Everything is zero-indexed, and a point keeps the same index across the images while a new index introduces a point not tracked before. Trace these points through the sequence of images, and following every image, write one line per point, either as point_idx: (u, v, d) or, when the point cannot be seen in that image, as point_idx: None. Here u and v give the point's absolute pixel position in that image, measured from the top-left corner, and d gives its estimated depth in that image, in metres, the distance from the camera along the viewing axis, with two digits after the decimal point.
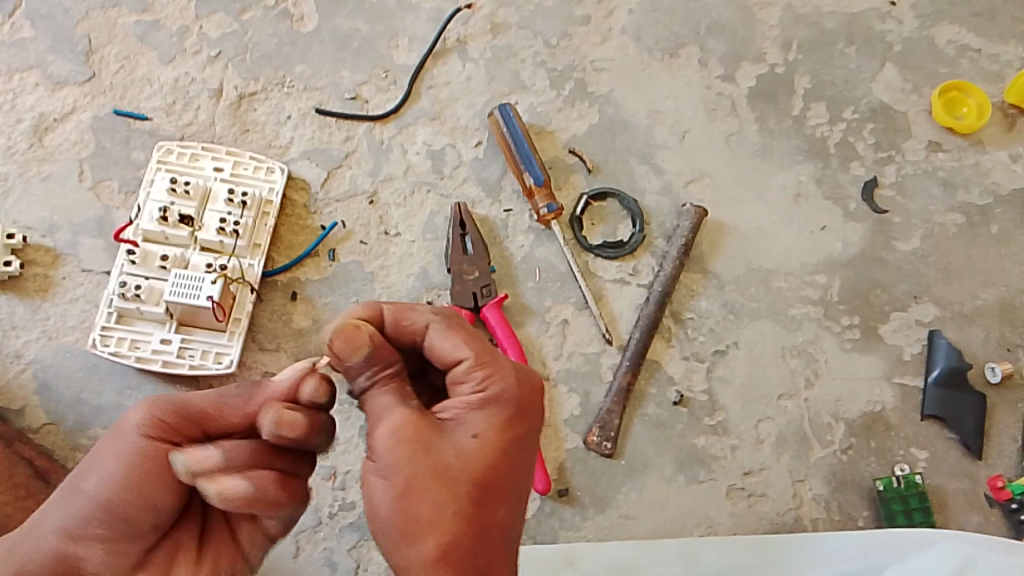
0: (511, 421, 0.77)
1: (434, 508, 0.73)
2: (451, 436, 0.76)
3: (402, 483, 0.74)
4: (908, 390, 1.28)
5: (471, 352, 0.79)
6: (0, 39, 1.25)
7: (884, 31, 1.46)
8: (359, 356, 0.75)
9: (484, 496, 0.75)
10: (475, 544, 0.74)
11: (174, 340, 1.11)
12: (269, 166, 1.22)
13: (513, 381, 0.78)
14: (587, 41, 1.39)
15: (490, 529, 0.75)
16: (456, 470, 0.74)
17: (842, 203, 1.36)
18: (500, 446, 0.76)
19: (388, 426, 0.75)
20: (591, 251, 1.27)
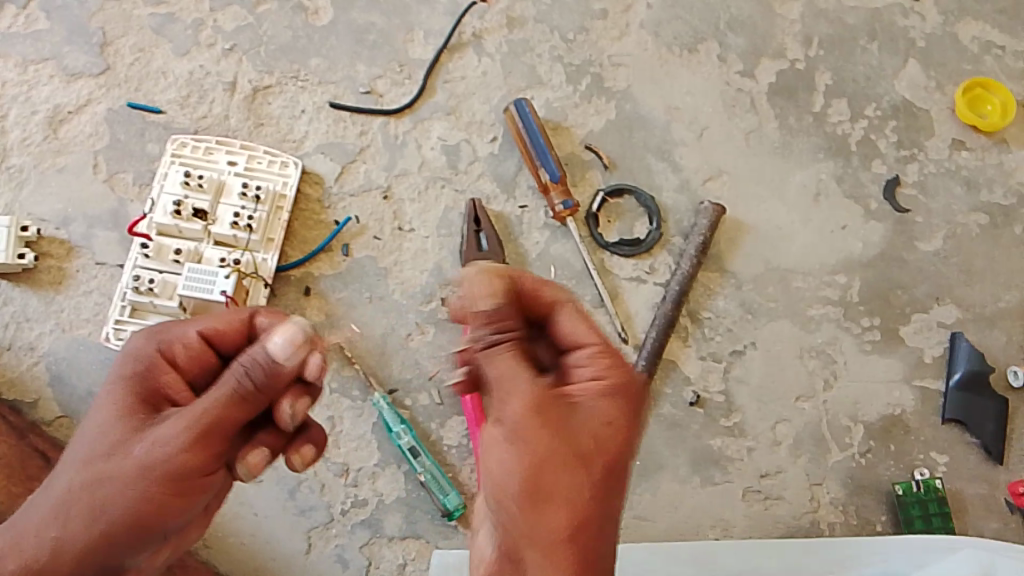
0: (636, 409, 0.74)
1: (565, 485, 0.71)
2: (580, 416, 0.73)
3: (536, 458, 0.71)
4: (928, 393, 1.26)
5: (597, 339, 0.76)
6: (16, 31, 1.24)
7: (907, 27, 1.43)
8: (490, 304, 0.74)
9: (614, 480, 0.73)
10: (589, 534, 0.71)
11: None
12: (284, 160, 1.21)
13: (634, 370, 0.75)
14: (604, 36, 1.37)
15: (608, 518, 0.72)
16: (590, 451, 0.72)
17: (862, 202, 1.33)
18: (629, 434, 0.73)
19: (519, 400, 0.72)
20: (607, 248, 1.25)
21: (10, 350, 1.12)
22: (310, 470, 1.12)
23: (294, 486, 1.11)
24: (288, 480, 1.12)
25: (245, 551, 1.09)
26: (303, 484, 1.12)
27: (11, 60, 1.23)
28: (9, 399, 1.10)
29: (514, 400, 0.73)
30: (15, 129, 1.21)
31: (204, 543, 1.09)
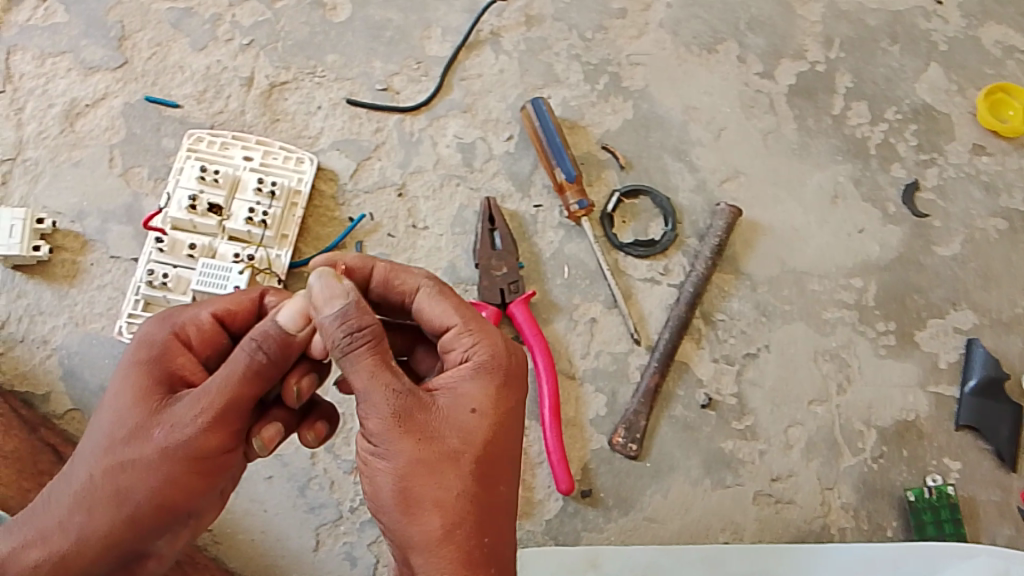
0: (504, 389, 0.77)
1: (441, 489, 0.72)
2: (444, 411, 0.74)
3: (404, 463, 0.72)
4: (943, 399, 1.25)
5: (460, 321, 0.81)
6: (34, 24, 1.25)
7: (929, 30, 1.42)
8: (335, 308, 0.74)
9: (495, 473, 0.74)
10: (486, 527, 0.73)
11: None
12: (299, 157, 1.21)
13: (499, 348, 0.79)
14: (622, 35, 1.36)
15: (499, 509, 0.74)
16: (459, 448, 0.73)
17: (880, 205, 1.32)
18: (504, 418, 0.76)
19: (379, 405, 0.73)
20: (621, 249, 1.25)
21: (23, 343, 1.13)
22: (320, 466, 1.13)
23: (304, 482, 1.12)
24: (299, 476, 1.12)
25: (255, 546, 1.10)
26: (313, 481, 1.12)
27: (30, 53, 1.24)
28: (22, 391, 1.11)
29: (377, 409, 0.73)
30: (32, 121, 1.21)
31: (214, 540, 1.09)
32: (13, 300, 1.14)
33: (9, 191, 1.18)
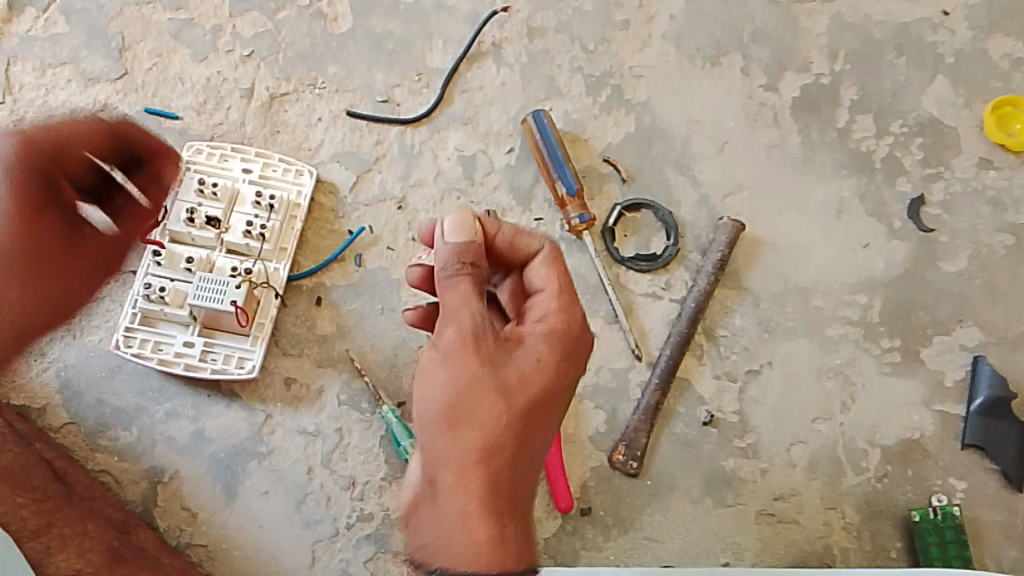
0: (568, 357, 0.86)
1: (491, 413, 0.82)
2: (515, 352, 0.85)
3: (467, 381, 0.82)
4: (948, 417, 1.23)
5: (551, 291, 0.88)
6: (35, 34, 1.25)
7: (935, 42, 1.40)
8: (457, 238, 0.84)
9: (536, 418, 0.85)
10: (513, 461, 0.83)
11: (196, 344, 1.11)
12: (298, 168, 1.21)
13: (578, 323, 0.87)
14: (625, 47, 1.35)
15: (528, 449, 0.85)
16: (515, 384, 0.83)
17: (885, 220, 1.31)
18: (558, 381, 0.85)
19: (457, 326, 0.83)
20: (622, 263, 1.24)
21: None
22: (316, 482, 1.12)
23: (301, 498, 1.11)
24: (295, 492, 1.11)
25: (251, 562, 1.09)
26: (309, 497, 1.11)
27: (30, 64, 1.24)
28: (18, 403, 1.11)
29: (454, 329, 0.83)
30: None
31: (209, 555, 1.09)
32: None
33: None
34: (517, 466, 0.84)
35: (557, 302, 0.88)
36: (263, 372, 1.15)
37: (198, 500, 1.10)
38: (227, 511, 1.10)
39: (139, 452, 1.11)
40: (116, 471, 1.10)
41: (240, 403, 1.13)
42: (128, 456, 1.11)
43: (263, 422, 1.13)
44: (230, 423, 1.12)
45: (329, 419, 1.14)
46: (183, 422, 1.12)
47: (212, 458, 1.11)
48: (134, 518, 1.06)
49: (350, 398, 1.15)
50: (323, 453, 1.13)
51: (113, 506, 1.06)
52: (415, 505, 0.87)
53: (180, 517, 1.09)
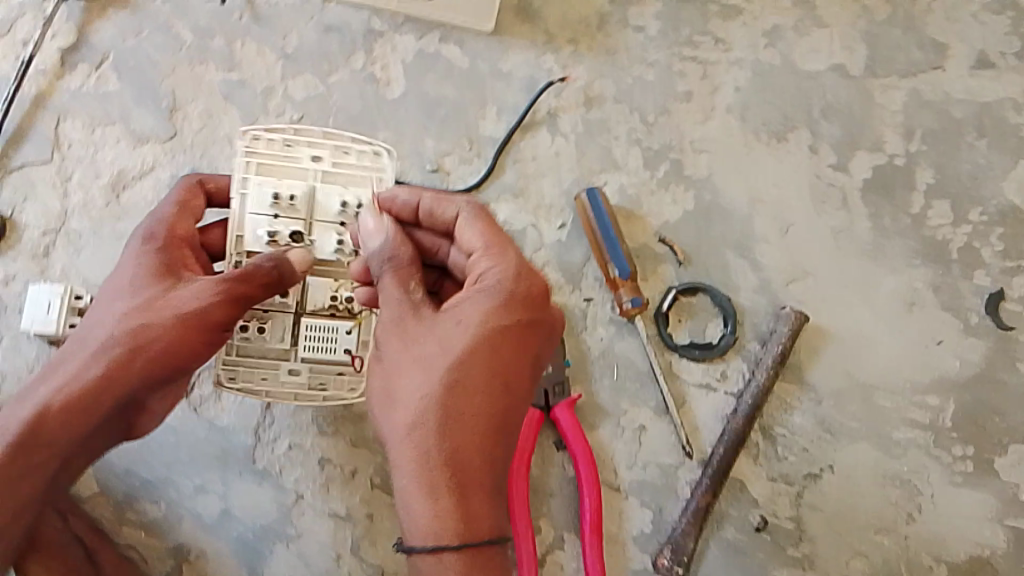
0: (495, 311, 0.84)
1: (418, 385, 0.82)
2: (441, 316, 0.84)
3: (399, 354, 0.83)
4: (1022, 535, 1.14)
5: (480, 245, 0.88)
6: (86, 90, 1.23)
7: (1019, 124, 1.31)
8: (376, 239, 0.87)
9: (472, 376, 0.82)
10: (466, 429, 0.80)
11: (302, 370, 0.97)
12: (375, 150, 1.01)
13: (505, 273, 0.85)
14: (686, 118, 1.29)
15: (471, 411, 0.81)
16: (439, 349, 0.82)
17: (960, 314, 1.22)
18: (499, 334, 0.83)
19: (387, 309, 0.85)
20: (675, 350, 1.17)
21: None
22: (344, 569, 1.09)
23: None
24: None
25: None
26: None
27: (79, 120, 1.22)
28: None
29: (386, 312, 0.85)
30: (77, 192, 1.20)
31: None
32: None
33: (50, 263, 1.17)
34: (475, 429, 0.81)
35: (487, 255, 0.87)
36: (298, 450, 1.11)
37: None
38: None
39: (165, 529, 1.08)
40: (142, 547, 1.07)
41: (271, 483, 1.10)
42: (155, 533, 1.07)
43: (293, 502, 1.09)
44: (261, 502, 1.09)
45: (360, 504, 1.11)
46: (212, 498, 1.09)
47: (238, 539, 1.08)
48: None
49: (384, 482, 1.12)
50: (353, 539, 1.09)
51: None
52: None
53: None
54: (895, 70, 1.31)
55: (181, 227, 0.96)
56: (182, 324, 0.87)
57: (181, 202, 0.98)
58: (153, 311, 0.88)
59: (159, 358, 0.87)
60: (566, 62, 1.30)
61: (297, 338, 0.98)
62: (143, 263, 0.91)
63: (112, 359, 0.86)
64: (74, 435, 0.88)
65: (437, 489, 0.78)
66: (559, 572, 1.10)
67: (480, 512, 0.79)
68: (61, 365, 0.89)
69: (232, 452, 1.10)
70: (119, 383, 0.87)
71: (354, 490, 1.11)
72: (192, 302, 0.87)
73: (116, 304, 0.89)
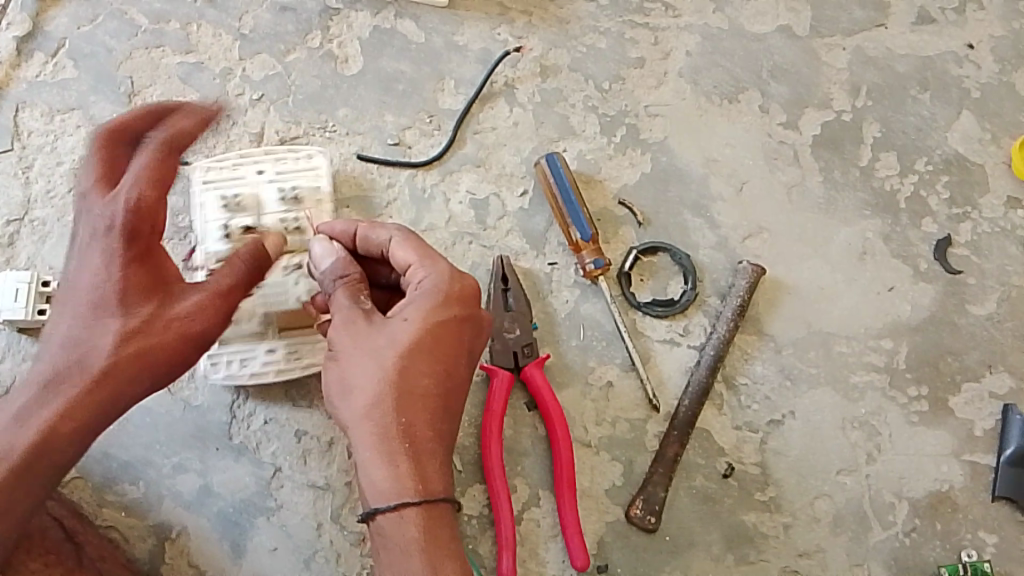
0: (434, 307, 0.88)
1: (368, 376, 0.85)
2: (382, 318, 0.88)
3: (347, 356, 0.87)
4: (978, 468, 1.19)
5: (413, 257, 0.92)
6: (43, 79, 1.24)
7: (961, 77, 1.35)
8: (329, 261, 0.92)
9: (417, 364, 0.86)
10: (416, 409, 0.85)
11: (274, 345, 1.11)
12: (308, 153, 1.16)
13: (438, 276, 0.90)
14: (640, 85, 1.32)
15: (421, 398, 0.85)
16: (385, 343, 0.86)
17: (911, 261, 1.27)
18: (441, 328, 0.87)
19: (335, 319, 0.89)
20: (639, 308, 1.21)
21: None
22: (325, 538, 1.10)
23: (309, 555, 1.09)
24: (304, 549, 1.09)
25: None
26: (318, 554, 1.09)
27: (38, 109, 1.23)
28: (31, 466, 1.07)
29: (333, 322, 0.89)
30: (39, 179, 1.20)
31: None
32: (19, 364, 1.14)
33: (15, 252, 1.18)
34: (425, 410, 0.85)
35: (424, 260, 0.92)
36: (275, 425, 1.13)
37: (205, 557, 1.08)
38: (235, 569, 1.08)
39: (145, 507, 1.09)
40: (122, 527, 1.08)
41: (248, 457, 1.11)
42: (135, 511, 1.09)
43: (271, 476, 1.11)
44: (240, 476, 1.11)
45: (339, 473, 1.12)
46: (191, 476, 1.10)
47: (220, 514, 1.10)
48: None
49: None
50: (332, 507, 1.11)
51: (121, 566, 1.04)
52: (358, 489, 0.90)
53: None
54: (839, 30, 1.36)
55: (157, 215, 0.90)
56: (190, 339, 0.89)
57: (159, 183, 0.89)
58: (156, 327, 0.88)
59: (165, 372, 0.89)
60: (520, 34, 1.33)
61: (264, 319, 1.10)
62: (130, 271, 0.88)
63: (116, 378, 0.86)
64: (78, 452, 0.87)
65: (392, 461, 0.83)
66: (536, 528, 1.12)
67: (435, 478, 0.83)
68: (56, 384, 0.86)
69: (209, 430, 1.12)
70: (127, 398, 0.88)
71: (332, 459, 1.12)
72: (196, 315, 0.90)
73: (110, 320, 0.87)
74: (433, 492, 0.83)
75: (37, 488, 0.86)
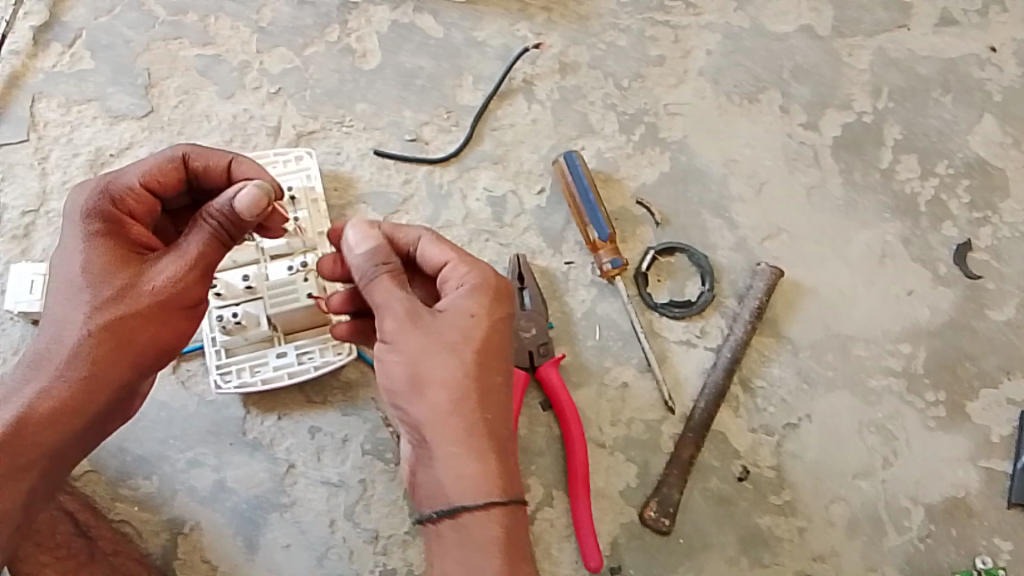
0: (498, 304, 0.89)
1: (446, 371, 0.85)
2: (443, 312, 0.88)
3: (417, 352, 0.86)
4: (995, 475, 1.18)
5: (455, 253, 0.91)
6: (61, 70, 1.24)
7: (983, 79, 1.33)
8: (364, 249, 0.89)
9: (491, 362, 0.87)
10: (493, 406, 0.86)
11: (288, 349, 1.11)
12: (297, 155, 1.19)
13: (492, 272, 0.90)
14: (660, 83, 1.31)
15: (496, 394, 0.87)
16: (455, 338, 0.86)
17: (930, 266, 1.25)
18: (503, 323, 0.89)
19: (393, 313, 0.86)
20: (656, 309, 1.20)
21: None
22: (339, 535, 1.09)
23: (323, 551, 1.09)
24: (318, 545, 1.09)
25: None
26: (331, 550, 1.09)
27: (56, 100, 1.23)
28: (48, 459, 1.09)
29: (389, 317, 0.87)
30: (56, 171, 1.20)
31: None
32: None
33: (32, 243, 1.18)
34: (500, 406, 0.87)
35: (469, 254, 0.92)
36: (290, 420, 1.12)
37: (218, 552, 1.08)
38: (248, 564, 1.08)
39: (160, 501, 1.09)
40: (136, 521, 1.08)
41: (263, 452, 1.11)
42: (149, 505, 1.09)
43: (286, 472, 1.11)
44: (254, 471, 1.11)
45: (353, 469, 1.12)
46: (205, 470, 1.11)
47: (234, 510, 1.10)
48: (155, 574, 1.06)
49: (375, 447, 1.12)
50: (346, 504, 1.10)
51: (135, 560, 1.04)
52: (413, 480, 0.89)
53: (199, 571, 1.08)
54: (861, 30, 1.35)
55: (143, 204, 0.92)
56: (158, 309, 0.87)
57: (149, 176, 0.92)
58: (126, 300, 0.87)
59: (142, 343, 0.88)
60: (540, 30, 1.32)
61: (274, 324, 1.10)
62: (97, 247, 0.88)
63: (91, 353, 0.86)
64: (63, 432, 0.87)
65: (479, 459, 0.84)
66: (550, 529, 1.12)
67: (515, 474, 0.86)
68: (38, 364, 0.87)
69: (224, 425, 1.12)
70: (110, 371, 0.87)
71: (347, 456, 1.12)
72: (166, 283, 0.88)
73: (79, 297, 0.87)
74: (518, 489, 0.86)
75: (26, 470, 0.86)
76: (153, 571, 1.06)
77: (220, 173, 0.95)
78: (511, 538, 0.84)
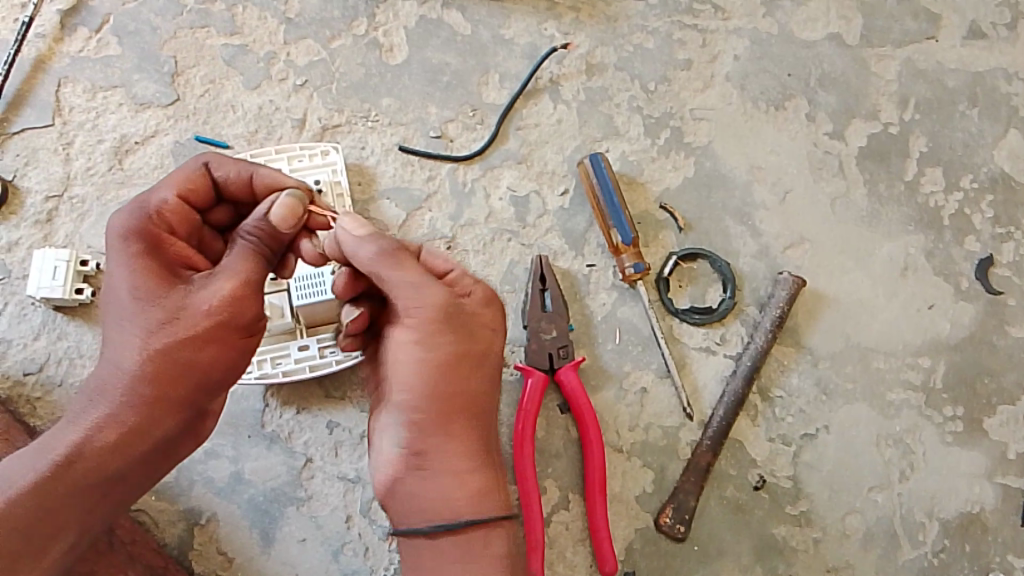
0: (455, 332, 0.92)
1: (403, 405, 0.93)
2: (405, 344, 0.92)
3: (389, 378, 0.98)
4: (1010, 491, 1.18)
5: (434, 271, 0.95)
6: (86, 55, 1.23)
7: (1010, 94, 1.33)
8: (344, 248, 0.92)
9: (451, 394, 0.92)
10: (444, 442, 0.93)
11: (311, 344, 1.10)
12: (324, 149, 1.19)
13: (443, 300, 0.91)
14: (686, 87, 1.30)
15: (451, 428, 0.93)
16: (410, 374, 0.92)
17: (952, 280, 1.25)
18: (431, 363, 0.91)
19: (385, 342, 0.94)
20: (676, 315, 1.20)
21: (62, 388, 1.12)
22: (355, 531, 1.09)
23: (338, 547, 1.09)
24: (333, 540, 1.09)
25: None
26: (347, 546, 1.09)
27: (80, 85, 1.22)
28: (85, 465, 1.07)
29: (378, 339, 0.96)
30: (80, 157, 1.20)
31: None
32: (54, 342, 1.13)
33: (54, 229, 1.18)
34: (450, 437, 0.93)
35: (415, 285, 0.94)
36: (307, 415, 1.12)
37: (234, 545, 1.08)
38: (264, 557, 1.08)
39: (177, 492, 1.09)
40: (154, 510, 1.08)
41: (281, 445, 1.11)
42: (167, 495, 1.09)
43: (303, 466, 1.11)
44: (272, 464, 1.10)
45: None
46: (223, 462, 1.10)
47: (251, 502, 1.09)
48: (173, 562, 1.05)
49: None
50: (363, 500, 1.10)
51: (153, 551, 1.04)
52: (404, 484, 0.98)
53: (215, 562, 1.08)
54: (889, 40, 1.34)
55: (179, 215, 0.92)
56: (215, 330, 0.85)
57: (181, 187, 0.94)
58: (179, 323, 0.85)
59: (200, 367, 0.85)
60: (567, 30, 1.31)
61: (298, 316, 1.10)
62: (141, 268, 0.86)
63: (150, 376, 0.84)
64: (127, 460, 0.86)
65: (418, 485, 0.94)
66: (565, 531, 1.12)
67: (456, 501, 0.93)
68: (99, 390, 0.86)
69: (242, 417, 1.12)
70: (168, 394, 0.85)
71: (364, 452, 1.12)
72: (217, 303, 0.85)
73: (131, 322, 0.85)
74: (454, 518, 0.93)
75: (86, 495, 0.85)
76: (170, 560, 1.05)
77: (241, 185, 0.97)
78: (441, 554, 0.93)
